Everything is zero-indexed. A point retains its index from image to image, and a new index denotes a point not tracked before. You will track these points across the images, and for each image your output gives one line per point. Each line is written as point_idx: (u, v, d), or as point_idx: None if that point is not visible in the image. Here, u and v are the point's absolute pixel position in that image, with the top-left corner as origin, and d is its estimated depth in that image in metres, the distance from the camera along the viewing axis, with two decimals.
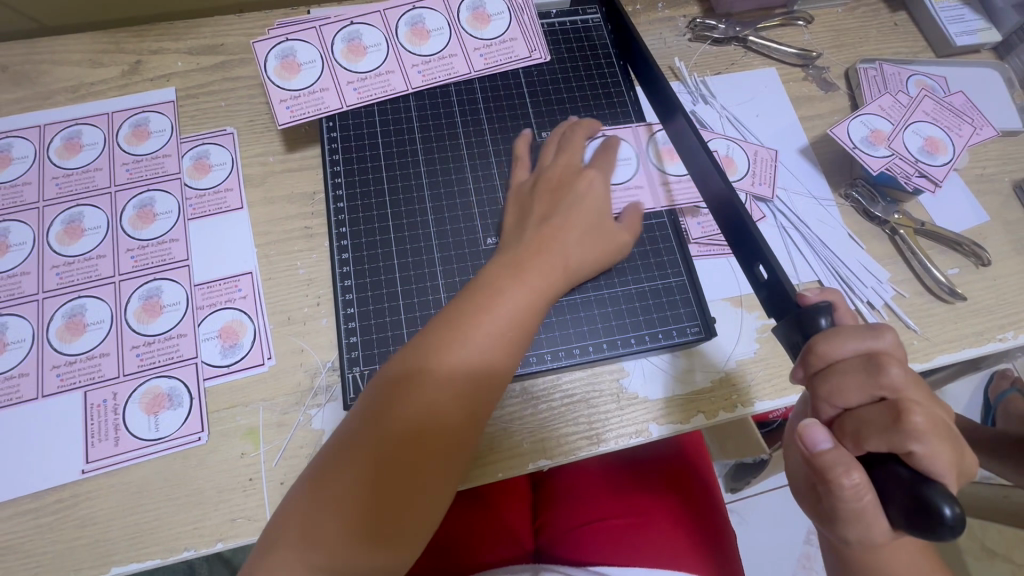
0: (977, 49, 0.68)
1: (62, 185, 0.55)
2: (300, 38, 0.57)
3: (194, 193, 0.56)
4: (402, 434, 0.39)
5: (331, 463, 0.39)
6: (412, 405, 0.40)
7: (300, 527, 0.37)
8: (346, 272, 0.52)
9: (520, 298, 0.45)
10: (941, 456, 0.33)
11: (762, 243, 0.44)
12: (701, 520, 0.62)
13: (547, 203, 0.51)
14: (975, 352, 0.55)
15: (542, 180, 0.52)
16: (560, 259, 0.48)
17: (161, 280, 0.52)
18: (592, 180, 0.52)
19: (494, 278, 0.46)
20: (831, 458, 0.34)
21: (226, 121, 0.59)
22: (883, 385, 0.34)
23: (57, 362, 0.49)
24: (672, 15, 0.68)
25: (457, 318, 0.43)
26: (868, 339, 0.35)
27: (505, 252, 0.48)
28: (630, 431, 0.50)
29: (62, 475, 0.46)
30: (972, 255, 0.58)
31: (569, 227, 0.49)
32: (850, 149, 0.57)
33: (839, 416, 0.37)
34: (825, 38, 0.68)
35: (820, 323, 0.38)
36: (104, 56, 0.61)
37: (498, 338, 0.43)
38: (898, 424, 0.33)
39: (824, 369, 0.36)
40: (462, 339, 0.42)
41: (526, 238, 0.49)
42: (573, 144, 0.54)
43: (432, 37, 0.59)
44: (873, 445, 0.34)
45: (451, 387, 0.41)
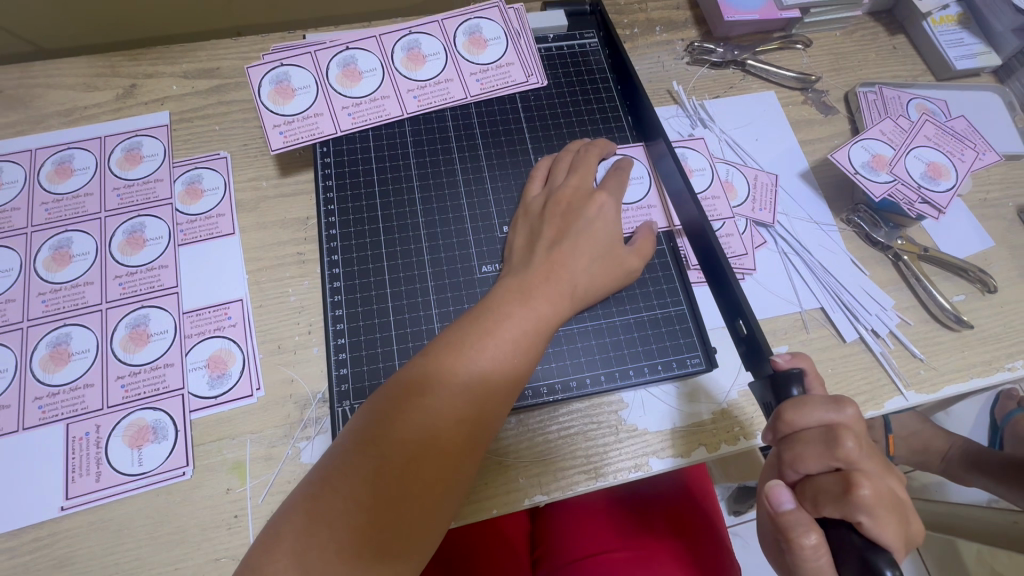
0: (977, 73, 0.68)
1: (52, 210, 0.54)
2: (294, 63, 0.57)
3: (186, 219, 0.55)
4: (403, 455, 0.38)
5: (326, 482, 0.37)
6: (414, 425, 0.39)
7: (289, 547, 0.35)
8: (337, 301, 0.50)
9: (526, 320, 0.44)
10: (890, 528, 0.33)
11: (740, 298, 0.45)
12: (709, 554, 0.60)
13: (553, 232, 0.49)
14: (984, 382, 0.54)
15: (550, 202, 0.51)
16: (567, 283, 0.47)
17: (149, 307, 0.51)
18: (603, 205, 0.50)
19: (500, 300, 0.45)
20: (790, 519, 0.35)
21: (219, 146, 0.59)
22: (840, 457, 0.35)
23: (40, 394, 0.48)
24: (670, 38, 0.68)
25: (463, 338, 0.42)
26: (830, 410, 0.36)
27: (511, 277, 0.47)
28: (628, 466, 0.49)
29: (41, 512, 0.44)
30: (978, 282, 0.57)
31: (575, 253, 0.48)
32: (852, 175, 0.56)
33: (802, 481, 0.37)
34: (824, 61, 0.68)
35: (791, 392, 0.39)
36: (99, 80, 0.61)
37: (505, 360, 0.42)
38: (849, 494, 0.33)
39: (790, 435, 0.37)
40: (469, 360, 0.41)
41: (535, 264, 0.47)
42: (587, 165, 0.53)
43: (428, 61, 0.58)
44: (828, 512, 0.34)
45: (457, 408, 0.40)
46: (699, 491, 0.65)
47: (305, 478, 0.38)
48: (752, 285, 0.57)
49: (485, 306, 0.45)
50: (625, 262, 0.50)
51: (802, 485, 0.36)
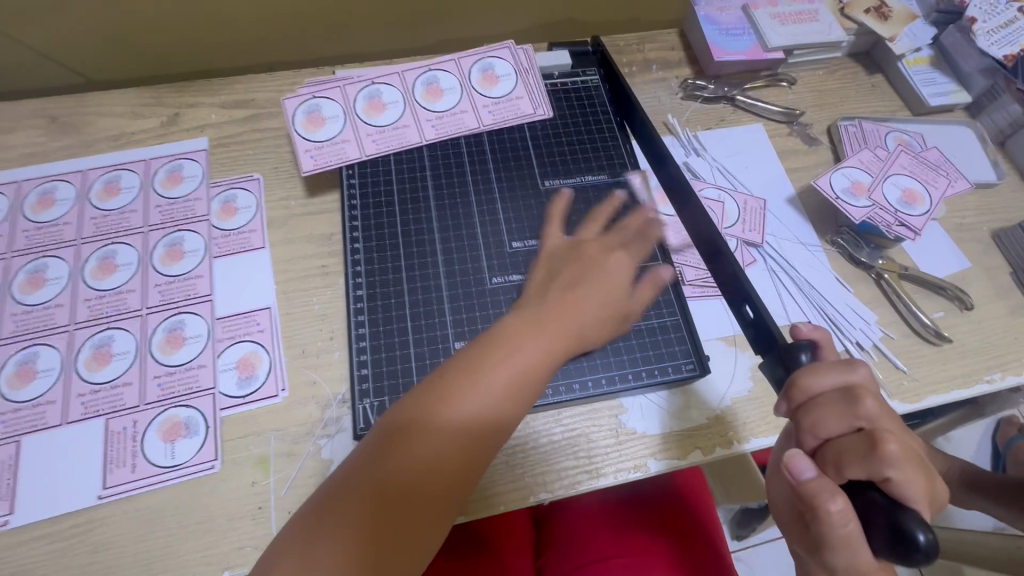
0: (950, 108, 0.73)
1: (100, 225, 0.60)
2: (324, 96, 0.63)
3: (221, 234, 0.60)
4: (403, 479, 0.40)
5: (331, 504, 0.39)
6: (417, 451, 0.41)
7: (293, 564, 0.37)
8: (359, 308, 0.55)
9: (534, 354, 0.44)
10: (917, 483, 0.32)
11: (748, 285, 0.46)
12: (703, 561, 0.63)
13: (569, 274, 0.50)
14: (964, 393, 0.57)
15: (570, 252, 0.52)
16: (570, 320, 0.47)
17: (185, 313, 0.55)
18: (620, 261, 0.51)
19: (511, 330, 0.45)
20: (813, 486, 0.32)
21: (253, 168, 0.64)
22: (860, 417, 0.33)
23: (82, 391, 0.52)
24: (665, 76, 0.74)
25: (465, 370, 0.43)
26: (847, 371, 0.35)
27: (524, 310, 0.47)
28: (628, 466, 0.52)
29: (79, 500, 0.48)
30: (956, 299, 0.61)
31: (589, 300, 0.48)
32: (833, 199, 0.61)
33: (820, 447, 0.35)
34: (808, 97, 0.74)
35: (801, 358, 0.38)
36: (146, 109, 0.67)
37: (506, 393, 0.43)
38: (874, 449, 0.32)
39: (807, 402, 0.35)
40: (469, 391, 0.42)
41: (549, 300, 0.47)
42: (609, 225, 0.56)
43: (445, 94, 0.64)
44: (852, 473, 0.33)
45: (456, 435, 0.41)
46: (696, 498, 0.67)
47: (313, 494, 0.40)
48: None
49: (493, 336, 0.45)
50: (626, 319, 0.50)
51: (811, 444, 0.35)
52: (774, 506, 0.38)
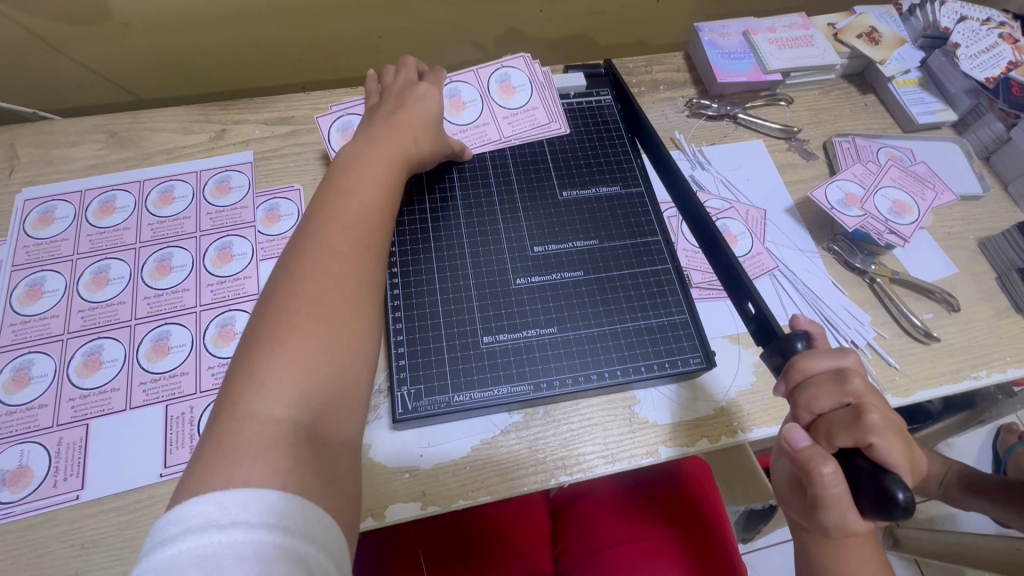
0: (938, 126, 0.79)
1: (156, 231, 0.65)
2: (354, 112, 0.71)
3: (266, 238, 0.66)
4: (299, 326, 0.41)
5: (248, 383, 0.39)
6: (290, 301, 0.43)
7: (249, 440, 0.36)
8: (396, 304, 0.59)
9: (377, 172, 0.53)
10: (896, 450, 0.37)
11: (750, 284, 0.51)
12: (711, 541, 0.66)
13: (349, 151, 0.55)
14: (953, 388, 0.61)
15: (375, 114, 0.61)
16: (375, 166, 0.54)
17: (235, 310, 0.61)
18: (430, 89, 0.63)
19: (350, 170, 0.52)
20: (808, 453, 0.37)
21: (294, 179, 0.70)
22: (849, 393, 0.38)
23: (144, 379, 0.57)
24: (672, 95, 0.80)
25: (311, 226, 0.47)
26: (836, 354, 0.40)
27: (348, 150, 0.55)
28: (641, 453, 0.56)
29: (144, 478, 0.53)
30: (944, 302, 0.66)
31: (416, 142, 0.59)
32: (828, 209, 0.66)
33: (813, 421, 0.40)
34: (805, 115, 0.80)
35: (797, 345, 0.42)
36: (195, 125, 0.74)
37: (368, 204, 0.50)
38: (860, 419, 0.37)
39: (802, 381, 0.40)
40: (323, 231, 0.47)
41: (371, 142, 0.56)
42: (414, 95, 0.62)
43: (467, 107, 0.71)
44: (842, 442, 0.38)
45: (327, 264, 0.45)
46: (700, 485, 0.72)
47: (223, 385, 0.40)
48: None
49: (325, 192, 0.50)
50: (445, 142, 0.63)
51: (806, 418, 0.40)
52: (775, 481, 0.42)
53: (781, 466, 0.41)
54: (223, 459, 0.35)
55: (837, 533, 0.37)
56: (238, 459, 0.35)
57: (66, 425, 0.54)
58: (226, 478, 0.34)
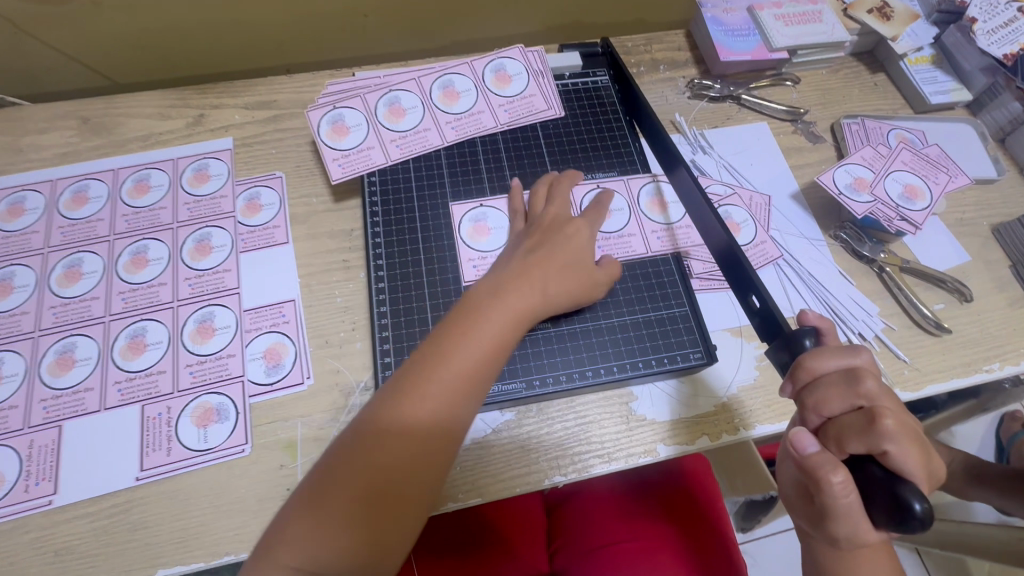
0: (951, 106, 0.75)
1: (131, 222, 0.62)
2: (492, 206, 0.63)
3: (246, 229, 0.63)
4: (388, 467, 0.40)
5: (314, 505, 0.39)
6: (391, 451, 0.41)
7: (296, 560, 0.38)
8: (382, 299, 0.57)
9: (512, 316, 0.48)
10: (913, 457, 0.34)
11: (755, 276, 0.48)
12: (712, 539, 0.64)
13: (508, 268, 0.52)
14: (963, 382, 0.59)
15: (536, 224, 0.57)
16: (510, 306, 0.48)
17: (214, 305, 0.58)
18: (579, 229, 0.57)
19: (490, 301, 0.48)
20: (816, 460, 0.34)
21: (275, 167, 0.67)
22: (861, 395, 0.36)
23: (119, 378, 0.54)
24: (673, 75, 0.76)
25: (434, 355, 0.44)
26: (846, 353, 0.37)
27: (491, 279, 0.51)
28: (638, 451, 0.54)
29: (119, 482, 0.50)
30: (956, 292, 0.63)
31: (553, 262, 0.53)
32: (836, 195, 0.63)
33: (823, 425, 0.37)
34: (812, 96, 0.76)
35: (804, 343, 0.40)
36: (172, 110, 0.70)
37: (491, 349, 0.46)
38: (873, 425, 0.34)
39: (810, 382, 0.37)
40: (439, 376, 0.43)
41: (513, 269, 0.52)
42: (561, 197, 0.60)
43: (614, 216, 0.63)
44: (853, 448, 0.35)
45: (430, 423, 0.42)
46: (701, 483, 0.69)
47: (304, 481, 0.41)
48: None
49: (453, 326, 0.46)
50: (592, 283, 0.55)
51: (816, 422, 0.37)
52: (780, 485, 0.40)
53: (786, 470, 0.39)
54: (273, 568, 0.37)
55: (848, 543, 0.35)
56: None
57: (37, 427, 0.52)
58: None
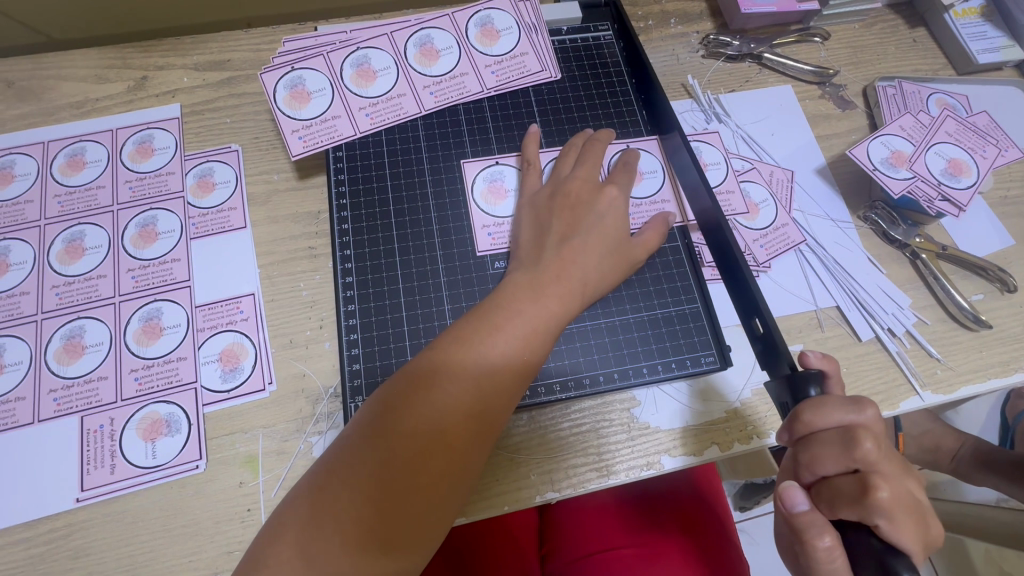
0: (1000, 67, 0.66)
1: (64, 203, 0.54)
2: (508, 163, 0.56)
3: (197, 212, 0.55)
4: (416, 441, 0.38)
5: (333, 472, 0.37)
6: (425, 423, 0.38)
7: (301, 540, 0.34)
8: (349, 296, 0.50)
9: (558, 296, 0.44)
10: (907, 530, 0.33)
11: (759, 299, 0.43)
12: (716, 538, 0.61)
13: (540, 247, 0.48)
14: (1003, 382, 0.53)
15: (559, 191, 0.50)
16: (553, 284, 0.45)
17: (162, 301, 0.51)
18: (612, 199, 0.50)
19: (532, 280, 0.45)
20: (804, 520, 0.34)
21: (230, 139, 0.58)
22: (857, 459, 0.34)
23: (54, 386, 0.48)
24: (685, 30, 0.67)
25: (475, 328, 0.42)
26: (848, 411, 0.35)
27: (522, 270, 0.46)
28: (641, 463, 0.48)
29: (56, 504, 0.45)
30: (998, 281, 0.56)
31: (586, 250, 0.47)
32: (870, 171, 0.55)
33: (818, 482, 0.36)
34: (842, 55, 0.67)
35: (808, 392, 0.37)
36: (110, 72, 0.61)
37: (534, 330, 0.43)
38: (865, 495, 0.33)
39: (805, 436, 0.36)
40: (479, 349, 0.41)
41: (545, 260, 0.46)
42: (592, 158, 0.52)
43: (647, 179, 0.56)
44: (845, 515, 0.34)
45: (465, 400, 0.40)
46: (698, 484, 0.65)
47: (323, 458, 0.38)
48: (767, 282, 0.56)
49: (495, 302, 0.44)
50: (628, 266, 0.49)
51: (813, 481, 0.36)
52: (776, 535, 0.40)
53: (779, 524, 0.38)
54: (275, 551, 0.34)
55: None
56: (284, 556, 0.34)
57: None
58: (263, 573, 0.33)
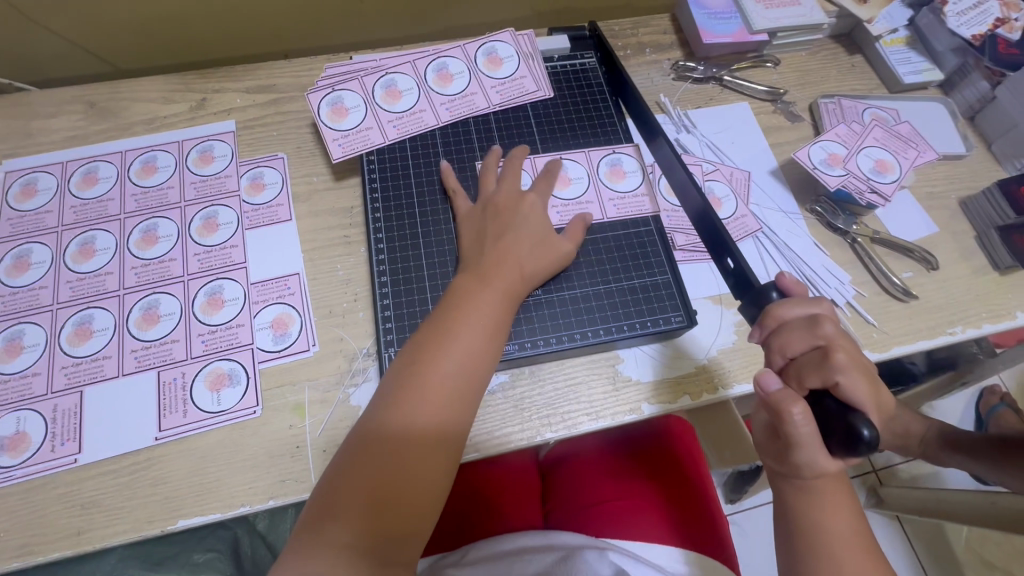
0: (924, 86, 0.78)
1: (140, 201, 0.65)
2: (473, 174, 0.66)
3: (251, 208, 0.66)
4: (406, 436, 0.46)
5: (340, 475, 0.45)
6: (391, 440, 0.46)
7: (320, 537, 0.42)
8: (382, 270, 0.61)
9: (489, 306, 0.53)
10: (860, 389, 0.41)
11: (729, 239, 0.52)
12: (697, 500, 0.69)
13: (486, 251, 0.57)
14: (930, 344, 0.63)
15: (490, 205, 0.61)
16: (499, 284, 0.54)
17: (223, 279, 0.61)
18: (533, 204, 0.61)
19: (460, 292, 0.53)
20: (780, 395, 0.40)
21: (278, 148, 0.70)
22: (820, 338, 0.42)
23: (135, 346, 0.58)
24: (658, 58, 0.79)
25: (428, 347, 0.50)
26: (810, 304, 0.43)
27: (468, 269, 0.56)
28: (624, 409, 0.58)
29: (138, 441, 0.54)
30: (923, 260, 0.67)
31: (517, 247, 0.57)
32: (811, 169, 0.66)
33: (787, 366, 0.43)
34: (792, 77, 0.79)
35: (771, 295, 0.46)
36: (176, 94, 0.72)
37: (477, 332, 0.51)
38: (828, 359, 0.41)
39: (776, 327, 0.43)
40: (445, 349, 0.49)
41: (486, 255, 0.57)
42: (512, 173, 0.63)
43: (573, 184, 0.66)
44: (811, 383, 0.41)
45: (437, 393, 0.48)
46: (670, 430, 0.75)
47: (332, 465, 0.46)
48: None
49: (454, 303, 0.53)
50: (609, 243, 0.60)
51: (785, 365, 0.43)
52: (753, 434, 0.46)
53: (759, 415, 0.44)
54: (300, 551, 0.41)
55: (808, 472, 0.40)
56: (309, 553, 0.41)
57: (60, 392, 0.55)
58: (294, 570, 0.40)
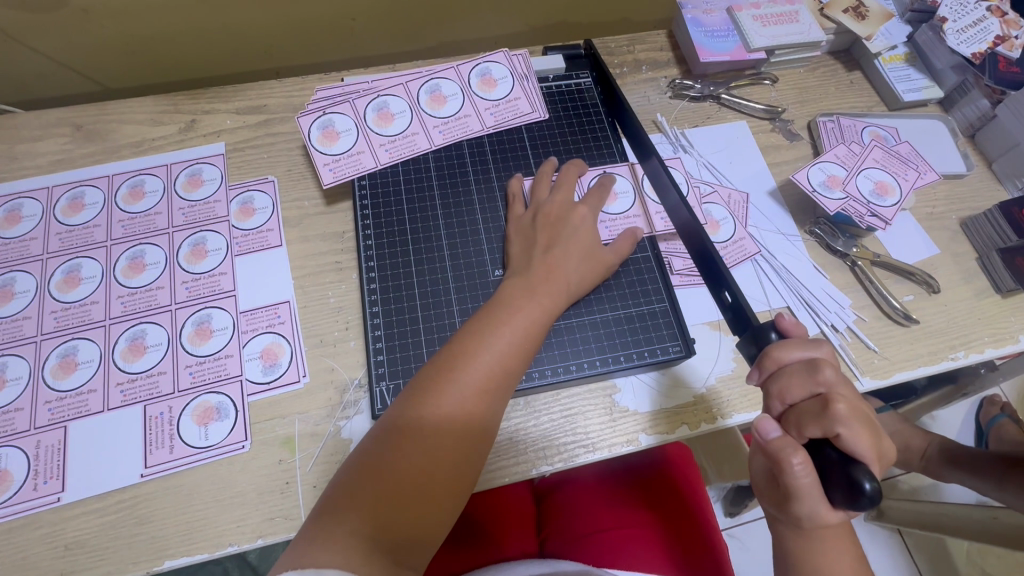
0: (924, 103, 0.78)
1: (127, 227, 0.64)
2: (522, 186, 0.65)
3: (240, 233, 0.64)
4: (437, 431, 0.45)
5: (369, 463, 0.44)
6: (420, 435, 0.45)
7: (340, 525, 0.40)
8: (373, 300, 0.60)
9: (531, 312, 0.52)
10: (862, 438, 0.39)
11: (726, 273, 0.51)
12: (699, 530, 0.67)
13: (536, 261, 0.56)
14: (931, 369, 0.62)
15: (541, 213, 0.60)
16: (540, 290, 0.54)
17: (211, 308, 0.60)
18: (583, 216, 0.60)
19: (506, 298, 0.53)
20: (778, 444, 0.39)
21: (268, 171, 0.68)
22: (820, 383, 0.40)
23: (121, 379, 0.56)
24: (655, 76, 0.78)
25: (467, 343, 0.49)
26: (809, 349, 0.42)
27: (517, 277, 0.55)
28: (620, 441, 0.57)
29: (123, 479, 0.53)
30: (924, 283, 0.66)
31: (568, 257, 0.57)
32: (810, 192, 0.65)
33: (786, 411, 0.42)
34: (790, 95, 0.78)
35: (770, 336, 0.46)
36: (164, 116, 0.71)
37: (520, 336, 0.51)
38: (827, 408, 0.39)
39: (775, 370, 0.43)
40: (484, 348, 0.49)
41: (536, 267, 0.56)
42: (567, 183, 0.63)
43: (621, 198, 0.65)
44: (811, 431, 0.40)
45: (474, 392, 0.47)
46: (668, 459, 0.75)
47: (358, 453, 0.45)
48: None
49: (496, 305, 0.52)
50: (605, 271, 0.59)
51: (784, 410, 0.42)
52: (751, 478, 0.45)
53: (756, 460, 0.43)
54: (315, 540, 0.39)
55: (809, 523, 0.40)
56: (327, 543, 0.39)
57: (43, 428, 0.54)
58: (308, 557, 0.38)
